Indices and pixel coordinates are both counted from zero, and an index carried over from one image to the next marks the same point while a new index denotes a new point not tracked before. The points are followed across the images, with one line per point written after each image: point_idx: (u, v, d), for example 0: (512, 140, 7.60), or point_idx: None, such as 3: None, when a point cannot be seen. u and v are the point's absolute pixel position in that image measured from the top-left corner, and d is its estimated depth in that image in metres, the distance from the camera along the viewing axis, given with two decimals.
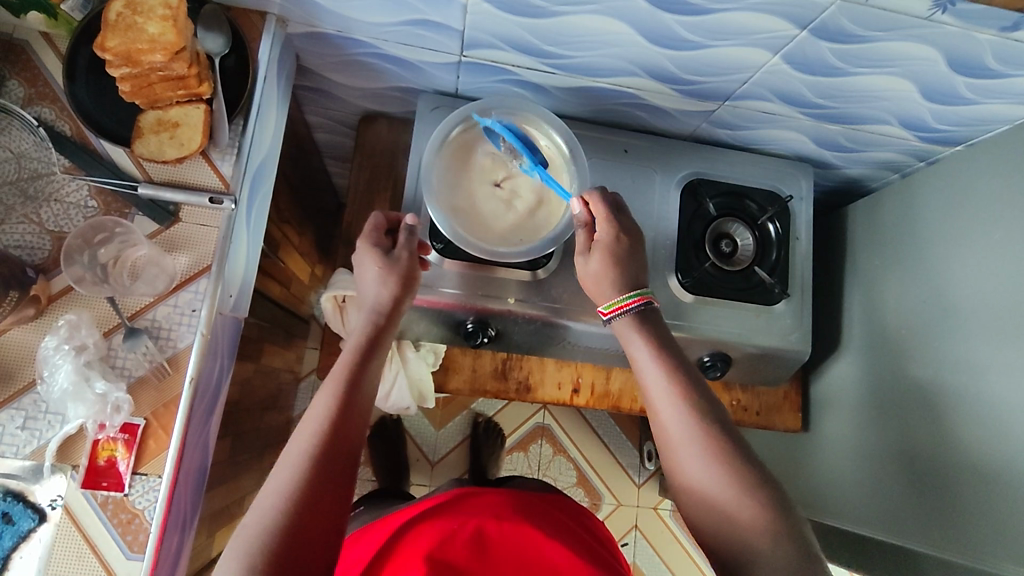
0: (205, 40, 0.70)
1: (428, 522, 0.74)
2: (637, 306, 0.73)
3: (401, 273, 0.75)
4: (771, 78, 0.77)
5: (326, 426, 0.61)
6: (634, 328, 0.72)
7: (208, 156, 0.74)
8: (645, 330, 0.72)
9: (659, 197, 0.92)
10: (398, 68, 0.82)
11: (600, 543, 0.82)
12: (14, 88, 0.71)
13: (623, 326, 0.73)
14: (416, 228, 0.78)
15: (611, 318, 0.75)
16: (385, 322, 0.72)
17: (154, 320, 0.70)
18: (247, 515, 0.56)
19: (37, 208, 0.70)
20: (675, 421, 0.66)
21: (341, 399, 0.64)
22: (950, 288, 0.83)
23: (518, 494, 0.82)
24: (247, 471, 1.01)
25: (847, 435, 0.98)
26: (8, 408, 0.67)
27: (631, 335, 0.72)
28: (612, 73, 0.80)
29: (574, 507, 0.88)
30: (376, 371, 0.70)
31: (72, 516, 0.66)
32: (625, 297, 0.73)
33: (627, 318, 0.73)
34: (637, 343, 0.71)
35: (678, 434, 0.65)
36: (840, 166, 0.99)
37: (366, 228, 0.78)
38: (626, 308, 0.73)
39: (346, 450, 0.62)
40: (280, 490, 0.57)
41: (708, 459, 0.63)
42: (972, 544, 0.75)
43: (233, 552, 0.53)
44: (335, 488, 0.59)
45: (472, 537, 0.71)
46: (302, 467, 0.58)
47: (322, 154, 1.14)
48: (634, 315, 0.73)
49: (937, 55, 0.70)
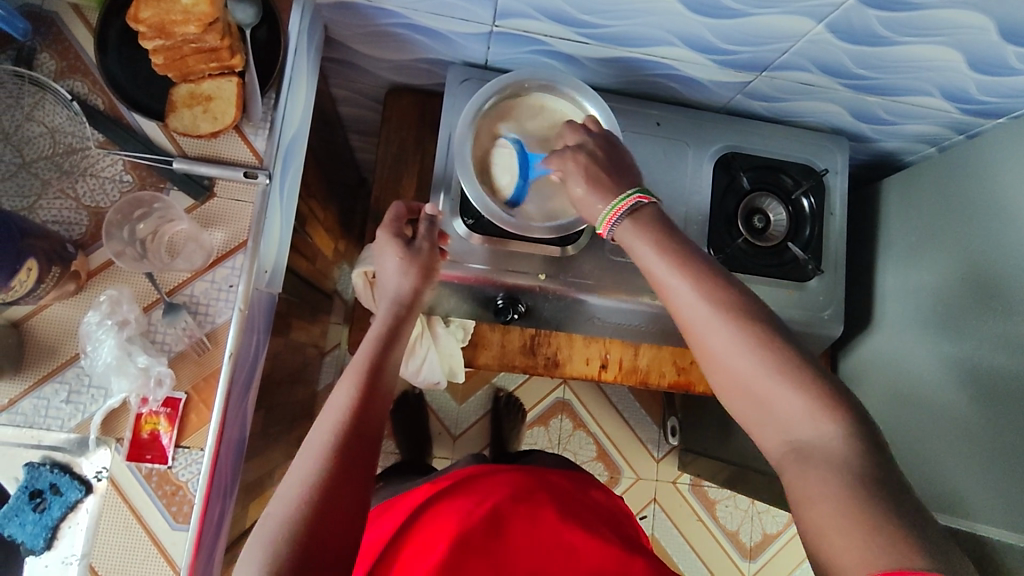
0: (236, 10, 0.68)
1: (438, 508, 0.73)
2: (633, 206, 0.67)
3: (422, 263, 0.75)
4: (812, 48, 0.75)
5: (348, 417, 0.62)
6: (636, 230, 0.66)
7: (241, 131, 0.73)
8: (647, 229, 0.66)
9: (691, 171, 0.91)
10: (427, 39, 0.81)
11: (614, 515, 0.83)
12: (46, 62, 0.70)
13: (628, 232, 0.66)
14: (435, 218, 0.78)
15: (613, 231, 0.68)
16: (405, 313, 0.73)
17: (193, 296, 0.71)
18: (272, 502, 0.57)
19: (72, 183, 0.70)
20: (706, 323, 0.60)
21: (363, 388, 0.64)
22: (989, 264, 0.82)
23: (533, 473, 0.82)
24: (278, 443, 1.02)
25: (878, 415, 0.97)
26: (51, 382, 0.68)
27: (637, 241, 0.66)
28: (647, 43, 0.78)
29: (588, 480, 0.89)
30: (399, 357, 0.71)
31: (118, 489, 0.67)
32: (613, 204, 0.67)
33: (628, 223, 0.66)
34: (652, 256, 0.64)
35: (727, 358, 0.59)
36: (875, 139, 0.97)
37: (388, 217, 0.78)
38: (623, 212, 0.67)
39: (369, 435, 0.62)
40: (303, 479, 0.57)
41: (740, 340, 0.58)
42: (996, 511, 0.76)
43: (255, 540, 0.55)
44: (358, 477, 0.59)
45: (485, 518, 0.71)
46: (323, 455, 0.59)
47: (345, 128, 1.13)
48: (631, 216, 0.67)
49: (987, 22, 0.67)
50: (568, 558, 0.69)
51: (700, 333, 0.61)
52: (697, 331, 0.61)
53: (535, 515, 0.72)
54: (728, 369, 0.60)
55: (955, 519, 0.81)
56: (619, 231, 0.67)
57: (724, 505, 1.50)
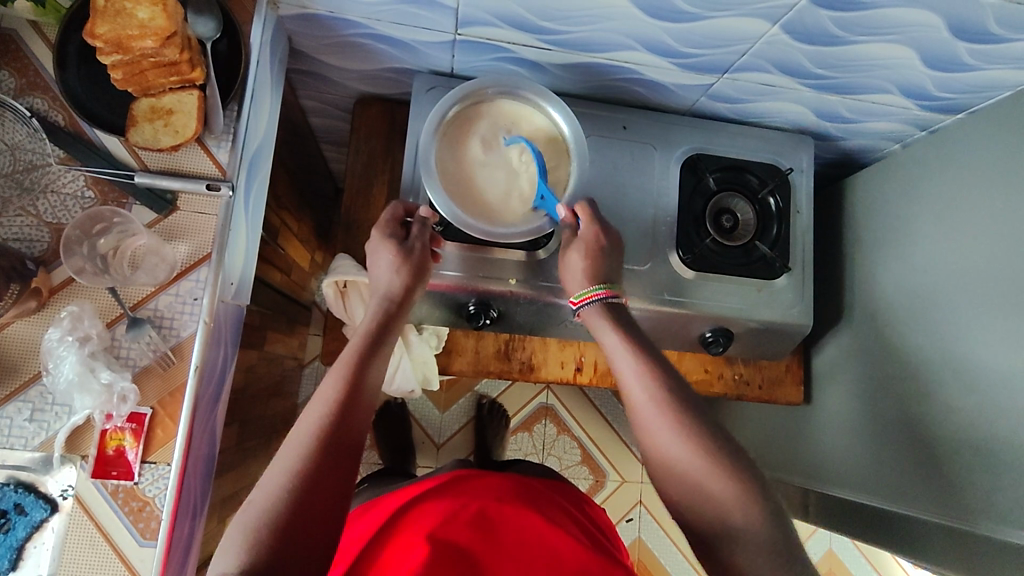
0: (196, 24, 0.69)
1: (428, 504, 0.74)
2: (603, 296, 0.76)
3: (414, 265, 0.75)
4: (771, 49, 0.76)
5: (330, 412, 0.61)
6: (601, 315, 0.75)
7: (203, 143, 0.73)
8: (610, 317, 0.75)
9: (658, 173, 0.92)
10: (392, 48, 0.81)
11: (596, 526, 0.83)
12: (5, 79, 0.70)
13: (593, 315, 0.76)
14: (429, 221, 0.79)
15: (581, 307, 0.78)
16: (396, 310, 0.73)
17: (157, 310, 0.71)
18: (254, 490, 0.57)
19: (33, 201, 0.70)
20: (647, 409, 0.67)
21: (347, 383, 0.64)
22: (953, 257, 0.83)
23: (520, 481, 0.82)
24: (255, 456, 1.02)
25: (850, 410, 0.98)
26: (13, 401, 0.67)
27: (601, 324, 0.75)
28: (609, 48, 0.79)
29: (576, 496, 0.89)
30: (385, 357, 0.70)
31: (83, 506, 0.67)
32: (592, 287, 0.77)
33: (596, 307, 0.76)
34: (609, 336, 0.73)
35: (665, 451, 0.65)
36: (839, 137, 0.98)
37: (383, 217, 0.78)
38: (593, 298, 0.76)
39: (351, 434, 0.62)
40: (285, 470, 0.57)
41: (673, 428, 0.65)
42: (972, 502, 0.76)
43: (235, 527, 0.54)
44: (336, 472, 0.59)
45: (474, 521, 0.70)
46: (307, 447, 0.59)
47: (318, 139, 1.13)
48: (601, 303, 0.76)
49: (937, 20, 0.69)
50: (552, 560, 0.68)
51: (643, 426, 0.67)
52: (639, 422, 0.68)
53: (522, 519, 0.72)
54: (667, 464, 0.65)
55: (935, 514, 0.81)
56: (585, 311, 0.77)
57: None
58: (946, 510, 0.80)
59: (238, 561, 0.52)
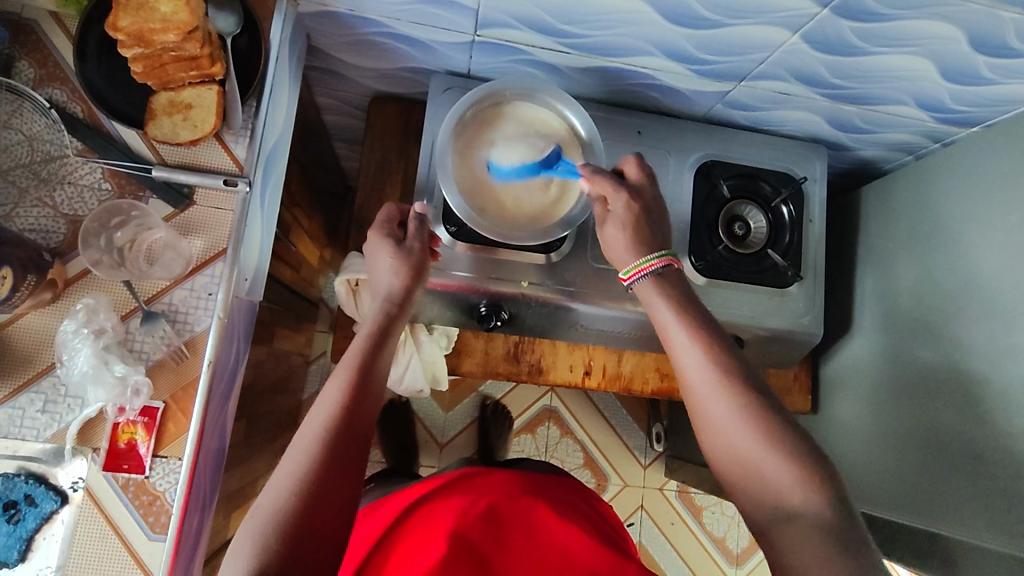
0: (216, 19, 0.68)
1: (436, 502, 0.73)
2: (659, 267, 0.73)
3: (413, 264, 0.75)
4: (789, 58, 0.76)
5: (337, 414, 0.61)
6: (657, 289, 0.72)
7: (221, 139, 0.74)
8: (668, 290, 0.72)
9: (672, 179, 0.92)
10: (410, 48, 0.81)
11: (605, 520, 0.82)
12: (24, 69, 0.70)
13: (647, 288, 0.73)
14: (425, 217, 0.78)
15: (632, 282, 0.74)
16: (396, 312, 0.72)
17: (171, 304, 0.71)
18: (262, 494, 0.57)
19: (50, 191, 0.70)
20: (707, 387, 0.65)
21: (353, 386, 0.64)
22: (963, 270, 0.83)
23: (529, 476, 0.82)
24: (260, 452, 1.02)
25: (858, 418, 0.98)
26: (27, 391, 0.67)
27: (656, 297, 0.72)
28: (627, 52, 0.79)
29: (583, 488, 0.89)
30: (388, 357, 0.70)
31: (94, 500, 0.67)
32: (644, 258, 0.73)
33: (650, 279, 0.72)
34: (665, 310, 0.70)
35: (728, 431, 0.63)
36: (853, 147, 0.98)
37: (378, 219, 0.78)
38: (649, 270, 0.73)
39: (358, 435, 0.62)
40: (293, 473, 0.57)
41: (735, 409, 0.63)
42: (973, 517, 0.77)
43: (245, 530, 0.55)
44: (345, 476, 0.59)
45: (484, 517, 0.70)
46: (315, 450, 0.58)
47: (331, 137, 1.13)
48: (656, 275, 0.73)
49: (958, 33, 0.69)
50: (563, 561, 0.68)
51: (704, 403, 0.65)
52: (699, 398, 0.66)
53: (532, 518, 0.72)
54: (730, 445, 0.63)
55: (935, 525, 0.81)
56: (638, 285, 0.74)
57: (711, 511, 1.50)
58: (946, 522, 0.80)
59: (247, 567, 0.52)
